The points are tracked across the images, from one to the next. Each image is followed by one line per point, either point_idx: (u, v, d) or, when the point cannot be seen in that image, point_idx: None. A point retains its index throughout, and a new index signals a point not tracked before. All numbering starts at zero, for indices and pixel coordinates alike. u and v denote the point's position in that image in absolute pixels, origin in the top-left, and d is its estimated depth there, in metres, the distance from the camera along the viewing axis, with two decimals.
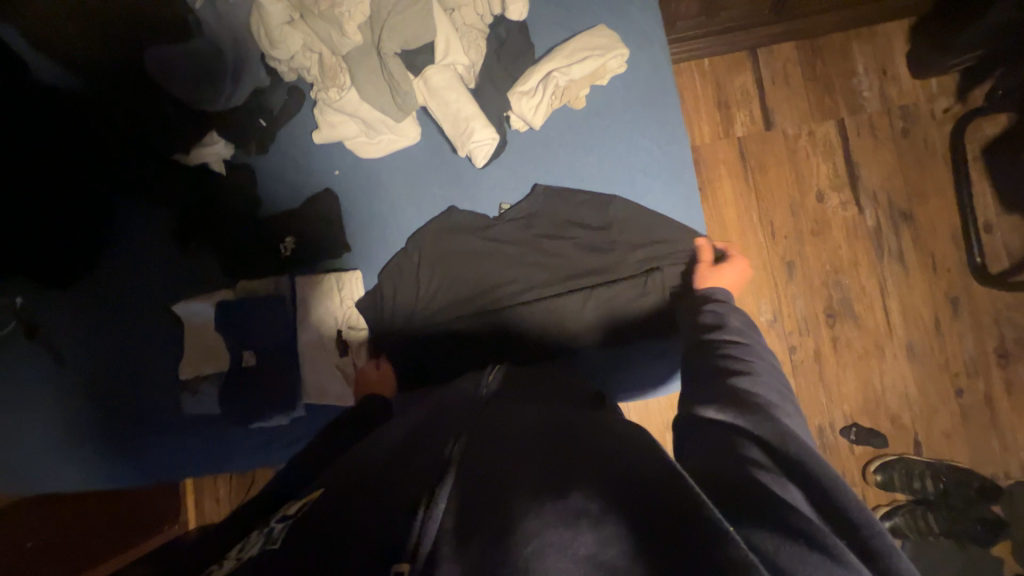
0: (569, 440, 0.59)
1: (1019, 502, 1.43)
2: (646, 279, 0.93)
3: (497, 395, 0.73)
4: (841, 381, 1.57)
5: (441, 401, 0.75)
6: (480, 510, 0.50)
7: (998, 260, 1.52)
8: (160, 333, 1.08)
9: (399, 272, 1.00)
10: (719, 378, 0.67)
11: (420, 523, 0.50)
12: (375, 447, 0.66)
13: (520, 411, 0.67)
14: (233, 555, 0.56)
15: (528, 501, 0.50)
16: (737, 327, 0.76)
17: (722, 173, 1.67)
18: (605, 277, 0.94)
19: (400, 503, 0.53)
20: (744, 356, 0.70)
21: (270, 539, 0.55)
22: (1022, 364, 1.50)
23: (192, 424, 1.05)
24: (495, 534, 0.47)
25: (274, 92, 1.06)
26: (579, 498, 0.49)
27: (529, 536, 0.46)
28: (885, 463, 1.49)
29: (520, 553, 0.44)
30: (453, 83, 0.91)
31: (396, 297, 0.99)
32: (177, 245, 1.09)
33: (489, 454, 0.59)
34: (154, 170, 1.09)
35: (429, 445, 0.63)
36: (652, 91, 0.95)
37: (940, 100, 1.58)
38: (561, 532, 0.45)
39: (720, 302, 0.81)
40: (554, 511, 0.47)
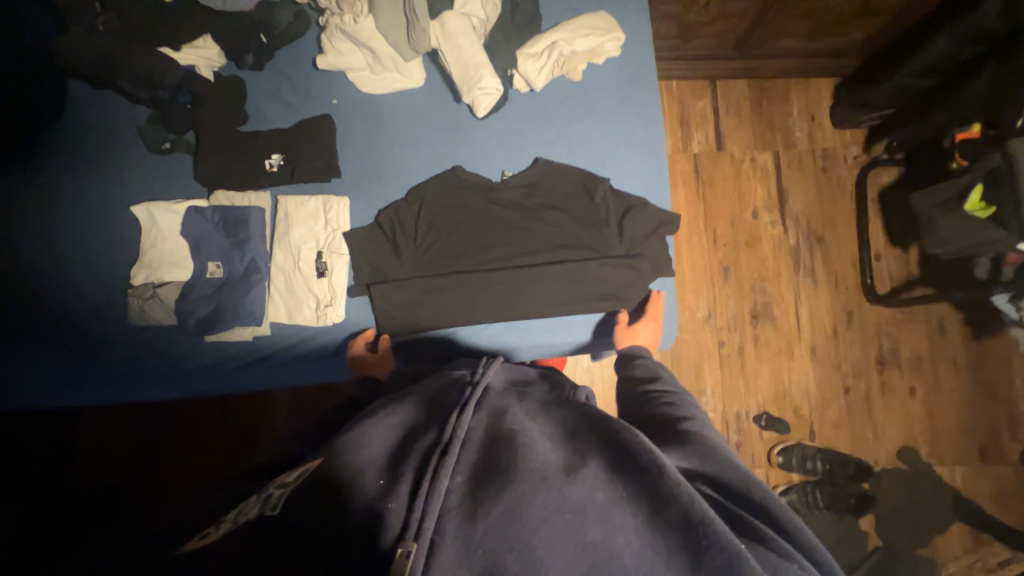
0: (577, 437, 0.59)
1: (884, 484, 1.71)
2: (627, 250, 1.03)
3: (498, 386, 0.68)
4: (757, 374, 1.80)
5: (429, 391, 0.71)
6: (483, 492, 0.50)
7: (882, 284, 1.84)
8: (117, 237, 1.03)
9: (397, 217, 1.02)
10: (671, 425, 0.74)
11: (421, 507, 0.49)
12: (376, 429, 0.63)
13: (526, 407, 0.64)
14: (229, 518, 0.55)
15: (534, 485, 0.50)
16: (668, 378, 0.87)
17: (678, 182, 1.89)
18: (589, 242, 1.03)
19: (403, 483, 0.52)
20: (680, 406, 0.79)
21: (268, 504, 0.54)
22: (893, 371, 1.81)
23: (138, 335, 1.00)
24: (498, 520, 0.48)
25: (281, 9, 1.05)
26: (583, 490, 0.51)
27: (535, 523, 0.48)
28: (786, 446, 1.72)
29: (529, 542, 0.47)
30: (467, 32, 0.98)
31: (392, 241, 1.02)
32: (147, 148, 1.04)
33: (491, 444, 0.57)
34: (106, 59, 0.98)
35: (429, 430, 0.60)
36: (638, 76, 1.08)
37: (851, 148, 1.90)
38: (568, 517, 0.49)
39: (647, 359, 0.92)
40: (557, 500, 0.50)
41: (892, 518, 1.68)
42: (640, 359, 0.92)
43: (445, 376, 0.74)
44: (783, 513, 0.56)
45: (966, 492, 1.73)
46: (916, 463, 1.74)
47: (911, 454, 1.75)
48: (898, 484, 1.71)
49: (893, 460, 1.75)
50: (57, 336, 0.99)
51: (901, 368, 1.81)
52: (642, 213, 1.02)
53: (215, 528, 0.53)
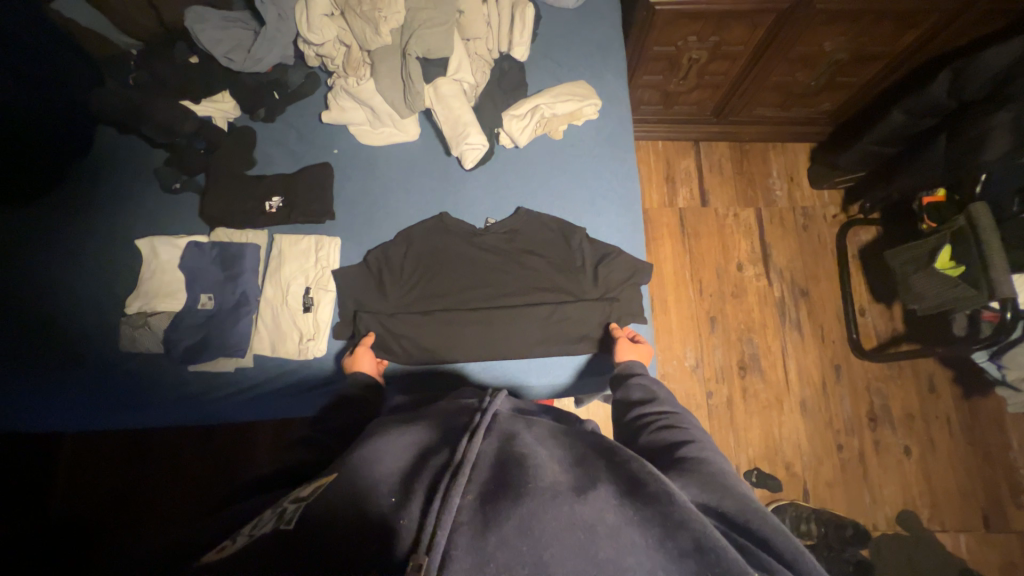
0: (588, 461, 0.60)
1: (885, 552, 1.63)
2: (603, 296, 1.07)
3: (506, 413, 0.68)
4: (747, 428, 1.77)
5: (437, 416, 0.73)
6: (495, 508, 0.51)
7: (869, 339, 1.85)
8: (119, 268, 1.08)
9: (385, 257, 1.07)
10: (671, 450, 0.73)
11: (434, 522, 0.50)
12: (387, 448, 0.65)
13: (534, 431, 0.65)
14: (245, 530, 0.55)
15: (545, 502, 0.51)
16: (665, 396, 0.86)
17: (664, 234, 1.97)
18: (565, 288, 1.07)
19: (414, 500, 0.54)
20: (680, 427, 0.78)
21: (285, 517, 0.56)
22: (885, 429, 1.77)
23: (125, 362, 1.03)
24: (510, 535, 0.48)
25: (295, 71, 1.17)
26: (595, 507, 0.52)
27: (546, 539, 0.48)
28: (779, 506, 1.66)
29: (539, 558, 0.47)
30: (459, 95, 1.08)
31: (378, 278, 1.06)
32: (160, 187, 1.12)
33: (501, 464, 0.58)
34: (133, 110, 1.09)
35: (440, 450, 0.62)
36: (615, 136, 1.17)
37: (830, 207, 1.99)
38: (580, 535, 0.49)
39: (640, 376, 0.92)
40: (570, 516, 0.51)
41: None
42: (635, 377, 0.91)
43: (456, 403, 0.77)
44: (788, 542, 0.56)
45: (973, 563, 1.63)
46: (916, 530, 1.66)
47: (911, 518, 1.67)
48: (899, 552, 1.62)
49: (893, 524, 1.67)
50: (46, 362, 1.02)
51: (893, 425, 1.78)
52: (618, 260, 1.07)
53: (231, 541, 0.53)
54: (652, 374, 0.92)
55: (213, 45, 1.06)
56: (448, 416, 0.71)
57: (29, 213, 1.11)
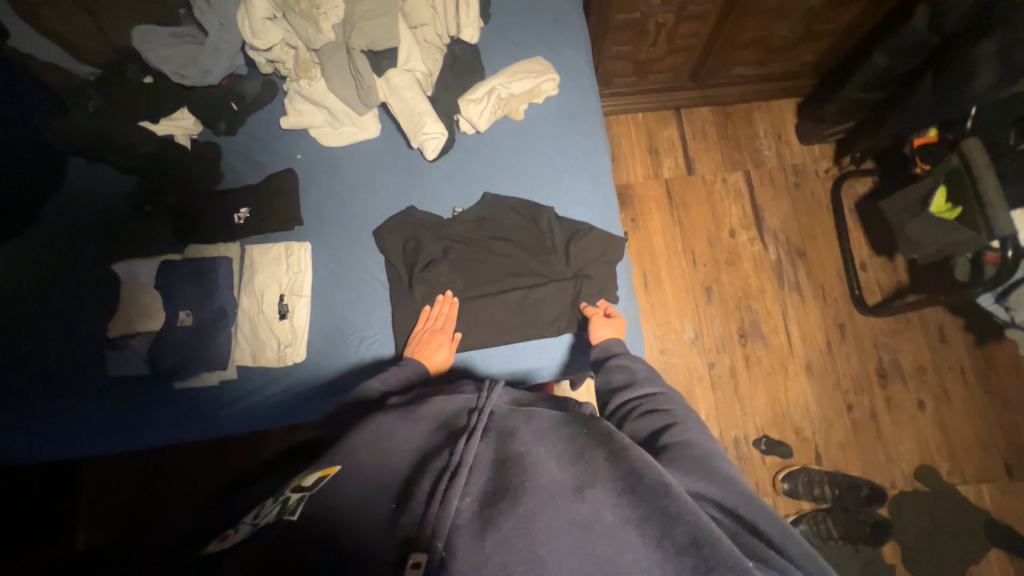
0: (585, 456, 0.61)
1: (904, 509, 1.58)
2: (578, 275, 1.05)
3: (503, 410, 0.69)
4: (753, 396, 1.74)
5: (435, 413, 0.71)
6: (494, 511, 0.53)
7: (872, 293, 1.80)
8: (101, 293, 1.10)
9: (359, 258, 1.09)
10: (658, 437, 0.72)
11: (435, 523, 0.52)
12: (385, 447, 0.64)
13: (532, 428, 0.66)
14: (249, 520, 0.56)
15: (542, 503, 0.53)
16: (647, 376, 0.84)
17: (652, 207, 1.93)
18: (540, 271, 1.06)
19: (415, 499, 0.55)
20: (666, 410, 0.76)
21: (287, 508, 0.54)
22: (896, 384, 1.72)
23: (114, 385, 1.05)
24: (508, 535, 0.50)
25: (250, 80, 1.16)
26: (592, 507, 0.54)
27: (543, 538, 0.50)
28: (791, 471, 1.63)
29: (538, 556, 0.49)
30: (412, 86, 1.05)
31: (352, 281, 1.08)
32: (132, 211, 1.14)
33: (500, 467, 0.59)
34: (97, 137, 1.10)
35: (439, 451, 0.62)
36: (578, 111, 1.14)
37: (822, 162, 1.93)
38: (577, 535, 0.51)
39: (619, 359, 0.89)
40: (568, 516, 0.52)
41: (918, 547, 1.54)
42: (613, 358, 0.89)
43: (454, 398, 0.73)
44: (778, 521, 0.56)
45: (999, 514, 1.58)
46: (936, 484, 1.61)
47: (930, 473, 1.63)
48: (919, 509, 1.58)
49: (912, 481, 1.63)
50: (39, 391, 1.05)
51: (905, 380, 1.72)
52: (590, 238, 1.05)
53: (234, 532, 0.54)
54: (633, 353, 0.89)
55: (164, 64, 1.06)
56: (446, 419, 0.69)
57: (10, 247, 1.13)
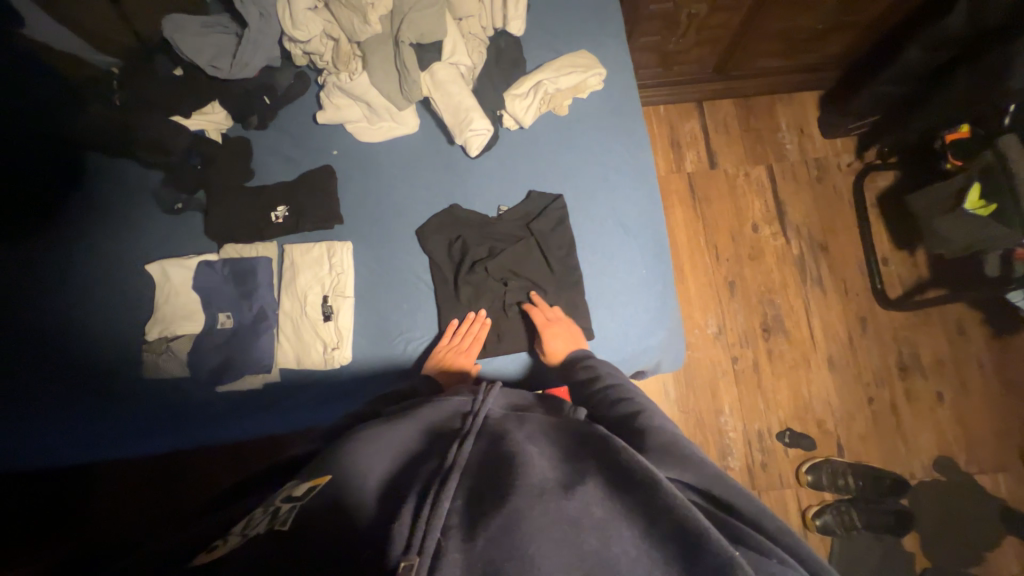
0: (577, 455, 0.59)
1: (923, 499, 1.62)
2: (626, 275, 1.04)
3: (497, 414, 0.69)
4: (776, 389, 1.76)
5: (425, 422, 0.70)
6: (482, 510, 0.50)
7: (893, 288, 1.81)
8: (133, 295, 1.06)
9: (400, 258, 1.06)
10: (626, 424, 0.71)
11: (422, 523, 0.49)
12: (374, 448, 0.62)
13: (523, 428, 0.65)
14: (237, 531, 0.51)
15: (531, 499, 0.51)
16: (614, 373, 0.83)
17: (674, 202, 1.92)
18: (589, 271, 1.04)
19: (406, 500, 0.53)
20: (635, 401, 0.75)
21: (278, 518, 0.51)
22: (916, 377, 1.75)
23: (151, 389, 1.02)
24: (497, 533, 0.48)
25: (282, 72, 1.12)
26: (583, 503, 0.51)
27: (531, 537, 0.47)
28: (814, 464, 1.66)
29: (526, 555, 0.46)
30: (456, 80, 1.03)
31: (392, 280, 1.05)
32: (160, 209, 1.09)
33: (489, 466, 0.58)
34: (121, 132, 1.05)
35: (431, 455, 0.61)
36: (622, 106, 1.12)
37: (844, 156, 1.92)
38: (568, 532, 0.48)
39: (587, 358, 0.89)
40: (557, 512, 0.50)
41: (937, 535, 1.58)
42: (584, 360, 0.89)
43: (447, 401, 0.74)
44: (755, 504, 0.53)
45: (1014, 502, 1.63)
46: (954, 474, 1.65)
47: (949, 464, 1.67)
48: (938, 498, 1.62)
49: (931, 472, 1.66)
50: (72, 396, 1.01)
51: (924, 373, 1.75)
52: (637, 238, 1.05)
53: (222, 542, 0.49)
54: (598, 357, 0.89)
55: (196, 56, 1.01)
56: (439, 424, 0.69)
57: (33, 249, 1.08)
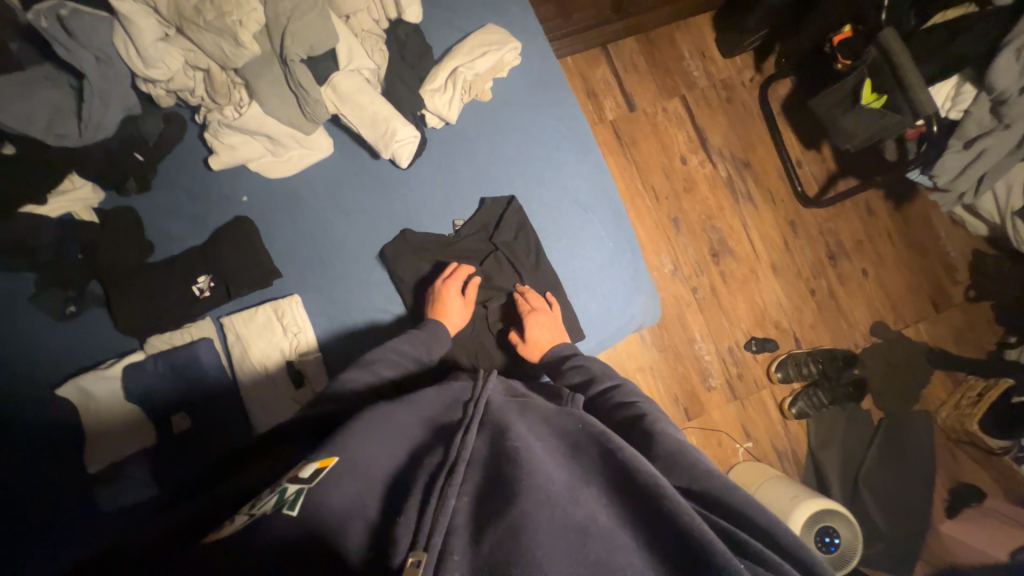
0: (580, 452, 0.60)
1: (869, 362, 1.87)
2: (595, 252, 1.02)
3: (499, 402, 0.68)
4: (735, 306, 1.90)
5: (428, 420, 0.69)
6: (488, 511, 0.51)
7: (811, 186, 1.97)
8: (46, 426, 0.87)
9: (358, 296, 0.97)
10: (631, 426, 0.70)
11: (427, 527, 0.49)
12: (374, 441, 0.61)
13: (526, 421, 0.65)
14: (245, 509, 0.52)
15: (539, 500, 0.50)
16: (606, 371, 0.82)
17: (605, 152, 1.91)
18: (561, 260, 1.02)
19: (412, 499, 0.53)
20: (632, 402, 0.74)
21: (286, 501, 0.50)
22: (844, 260, 1.96)
23: (113, 522, 0.86)
24: (503, 534, 0.48)
25: (147, 120, 0.93)
26: (589, 505, 0.52)
27: (539, 538, 0.47)
28: (780, 361, 1.84)
29: (532, 557, 0.45)
30: (364, 87, 0.91)
31: (357, 322, 0.96)
32: (49, 316, 0.90)
33: (495, 463, 0.58)
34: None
35: (435, 450, 0.61)
36: (545, 78, 1.06)
37: (745, 72, 2.00)
38: (573, 538, 0.48)
39: (572, 357, 0.86)
40: (563, 516, 0.50)
41: (886, 389, 1.84)
42: (569, 358, 0.86)
43: (449, 392, 0.74)
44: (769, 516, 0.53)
45: (934, 342, 1.92)
46: (887, 334, 1.91)
47: (882, 327, 1.92)
48: (879, 358, 1.87)
49: (869, 338, 1.91)
50: None
51: (849, 255, 1.96)
52: (596, 212, 1.03)
53: (233, 520, 0.50)
54: (586, 353, 0.87)
55: (28, 125, 0.81)
56: (443, 420, 0.68)
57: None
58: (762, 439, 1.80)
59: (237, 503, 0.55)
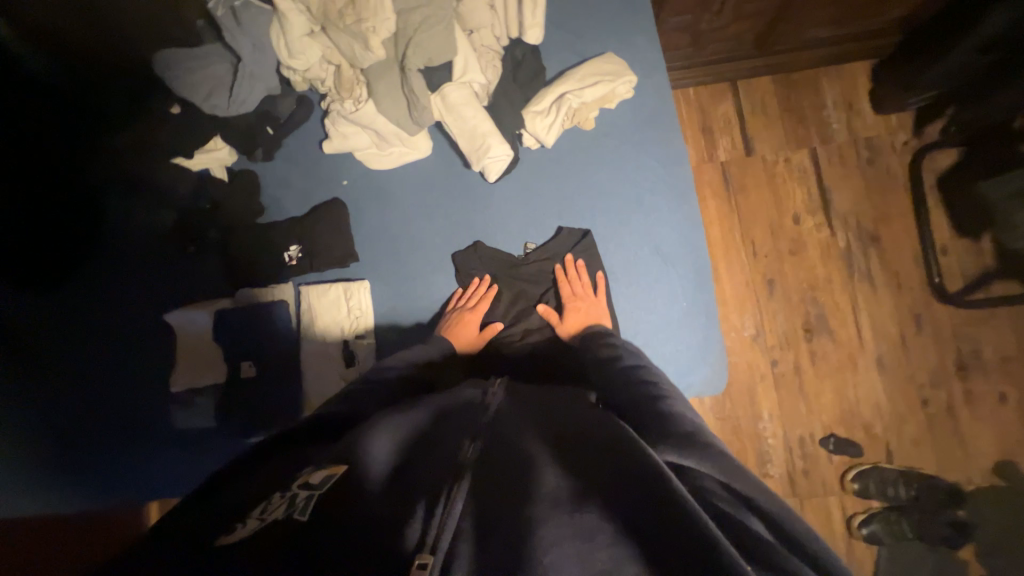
0: (586, 452, 0.57)
1: (980, 505, 1.54)
2: (665, 308, 0.95)
3: (509, 408, 0.68)
4: (819, 393, 1.66)
5: (442, 406, 0.69)
6: (495, 515, 0.50)
7: (953, 280, 1.66)
8: (152, 342, 1.04)
9: (421, 295, 1.01)
10: (650, 405, 0.66)
11: (437, 520, 0.48)
12: (389, 432, 0.62)
13: (537, 425, 0.64)
14: (253, 514, 0.49)
15: (545, 510, 0.50)
16: (634, 352, 0.81)
17: (707, 194, 1.77)
18: (625, 307, 0.96)
19: (421, 503, 0.51)
20: (658, 385, 0.71)
21: (297, 508, 0.48)
22: (977, 376, 1.62)
23: (182, 439, 0.99)
24: (508, 539, 0.47)
25: (283, 99, 1.04)
26: (598, 514, 0.49)
27: (547, 545, 0.46)
28: (861, 471, 1.57)
29: (536, 562, 0.44)
30: (471, 101, 0.93)
31: (412, 320, 1.00)
32: (173, 251, 1.06)
33: (501, 465, 0.57)
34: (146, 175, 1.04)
35: (446, 447, 0.60)
36: (656, 114, 1.00)
37: (899, 134, 1.73)
38: (578, 544, 0.47)
39: (610, 335, 0.85)
40: (570, 523, 0.48)
41: (997, 544, 1.50)
42: (605, 337, 0.85)
43: (460, 391, 0.74)
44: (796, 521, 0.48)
45: None
46: (1016, 478, 1.55)
47: (1010, 468, 1.56)
48: (997, 504, 1.53)
49: (989, 477, 1.57)
50: (100, 449, 0.99)
51: (986, 372, 1.62)
52: (675, 265, 0.96)
53: (242, 525, 0.47)
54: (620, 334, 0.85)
55: (193, 93, 0.96)
56: (452, 411, 0.68)
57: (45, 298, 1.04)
58: None
59: (239, 504, 0.51)
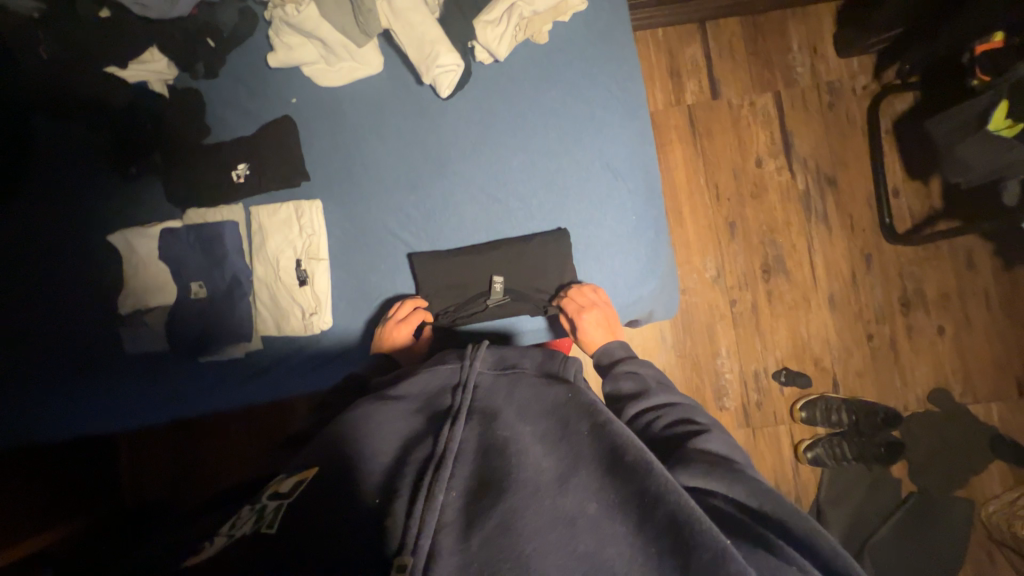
0: (568, 433, 0.59)
1: (914, 428, 1.65)
2: (617, 224, 0.98)
3: (487, 382, 0.69)
4: (774, 330, 1.73)
5: (419, 393, 0.71)
6: (480, 506, 0.51)
7: (903, 221, 1.73)
8: (97, 266, 1.01)
9: (375, 216, 1.00)
10: (676, 441, 0.65)
11: (421, 521, 0.50)
12: (372, 425, 0.64)
13: (517, 403, 0.65)
14: (223, 530, 0.53)
15: (525, 497, 0.51)
16: (656, 383, 0.78)
17: (673, 139, 1.78)
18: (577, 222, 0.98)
19: (402, 495, 0.53)
20: (684, 422, 0.69)
21: (264, 520, 0.51)
22: (919, 312, 1.72)
23: (140, 363, 1.01)
24: (493, 532, 0.49)
25: (224, 9, 0.99)
26: (577, 497, 0.51)
27: (529, 535, 0.48)
28: (809, 401, 1.67)
29: (522, 552, 0.47)
30: (417, 6, 0.93)
31: (366, 240, 1.01)
32: (112, 173, 1.02)
33: (484, 453, 0.58)
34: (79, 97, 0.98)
35: (426, 439, 0.61)
36: (610, 31, 0.99)
37: (860, 78, 1.76)
38: (561, 531, 0.49)
39: (628, 365, 0.83)
40: (552, 508, 0.50)
41: (926, 462, 1.63)
42: (620, 364, 0.83)
43: (436, 370, 0.74)
44: (805, 522, 0.50)
45: (1004, 428, 1.65)
46: (948, 405, 1.67)
47: (944, 395, 1.68)
48: (929, 427, 1.65)
49: (924, 404, 1.68)
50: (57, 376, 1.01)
51: (928, 307, 1.71)
52: (628, 182, 0.97)
53: (210, 544, 0.50)
54: (640, 359, 0.83)
55: None
56: (432, 403, 0.69)
57: None
58: (765, 475, 1.67)
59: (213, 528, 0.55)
